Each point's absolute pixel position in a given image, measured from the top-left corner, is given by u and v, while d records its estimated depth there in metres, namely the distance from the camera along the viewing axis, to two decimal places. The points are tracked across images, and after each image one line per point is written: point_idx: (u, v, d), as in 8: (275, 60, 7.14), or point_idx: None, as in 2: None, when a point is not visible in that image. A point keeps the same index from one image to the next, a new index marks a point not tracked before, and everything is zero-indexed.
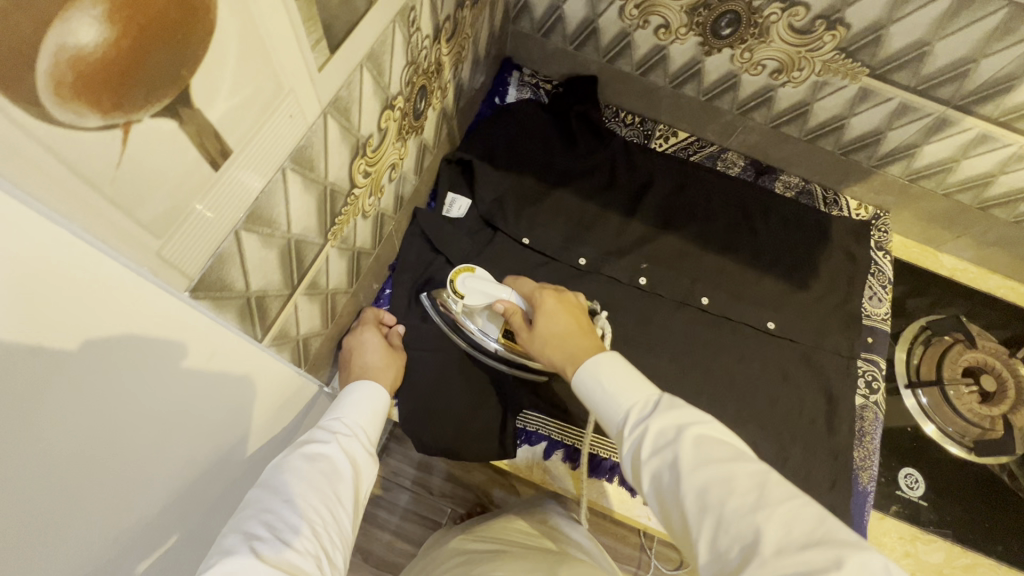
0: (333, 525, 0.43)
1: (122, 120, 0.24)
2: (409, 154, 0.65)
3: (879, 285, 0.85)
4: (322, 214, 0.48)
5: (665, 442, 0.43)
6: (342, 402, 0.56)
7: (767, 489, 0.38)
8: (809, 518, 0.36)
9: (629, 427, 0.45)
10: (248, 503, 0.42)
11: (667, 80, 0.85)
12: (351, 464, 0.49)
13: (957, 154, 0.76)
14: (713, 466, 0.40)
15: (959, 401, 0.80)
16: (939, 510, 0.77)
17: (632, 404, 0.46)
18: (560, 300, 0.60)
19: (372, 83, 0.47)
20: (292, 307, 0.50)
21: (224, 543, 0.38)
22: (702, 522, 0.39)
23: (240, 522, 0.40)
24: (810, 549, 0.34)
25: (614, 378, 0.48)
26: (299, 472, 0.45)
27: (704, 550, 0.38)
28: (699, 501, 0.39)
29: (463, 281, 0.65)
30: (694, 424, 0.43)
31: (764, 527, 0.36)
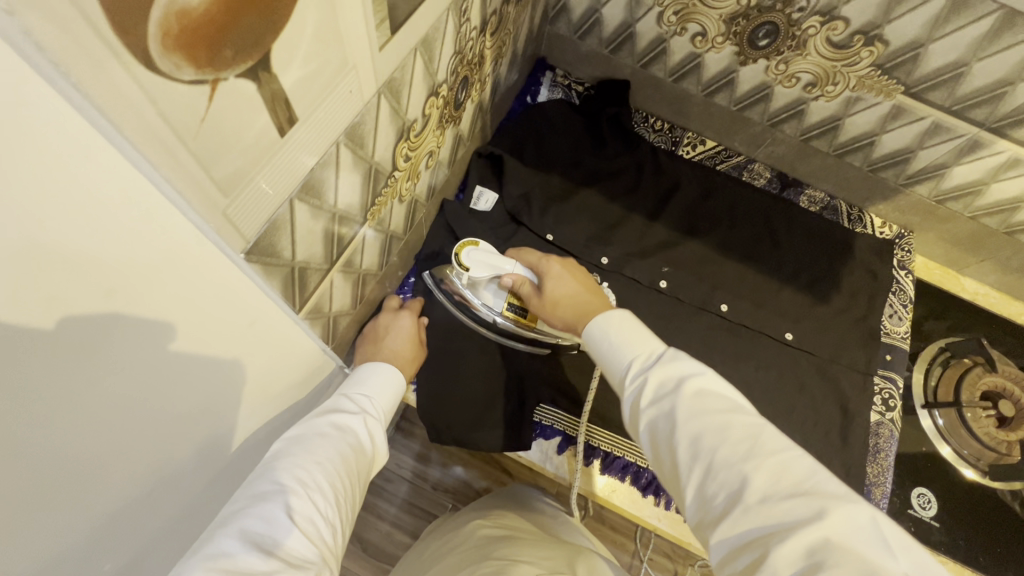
0: (350, 497, 0.44)
1: (212, 76, 0.25)
2: (446, 143, 0.66)
3: (900, 303, 0.85)
4: (365, 193, 0.49)
5: (665, 394, 0.43)
6: (372, 377, 0.57)
7: (760, 440, 0.38)
8: (799, 470, 0.37)
9: (631, 374, 0.45)
10: (279, 452, 0.43)
11: (699, 88, 0.86)
12: (373, 445, 0.50)
13: (987, 177, 0.77)
14: (711, 416, 0.40)
15: (976, 425, 0.80)
16: (952, 532, 0.76)
17: (635, 357, 0.46)
18: (567, 266, 0.62)
19: (423, 68, 0.48)
20: (328, 283, 0.51)
21: (257, 489, 0.39)
22: (694, 471, 0.39)
23: (273, 471, 0.40)
24: (794, 500, 0.35)
25: (622, 331, 0.48)
26: (331, 437, 0.46)
27: (692, 497, 0.39)
28: (691, 449, 0.39)
29: (468, 255, 0.65)
30: (697, 378, 0.43)
31: (753, 476, 0.37)
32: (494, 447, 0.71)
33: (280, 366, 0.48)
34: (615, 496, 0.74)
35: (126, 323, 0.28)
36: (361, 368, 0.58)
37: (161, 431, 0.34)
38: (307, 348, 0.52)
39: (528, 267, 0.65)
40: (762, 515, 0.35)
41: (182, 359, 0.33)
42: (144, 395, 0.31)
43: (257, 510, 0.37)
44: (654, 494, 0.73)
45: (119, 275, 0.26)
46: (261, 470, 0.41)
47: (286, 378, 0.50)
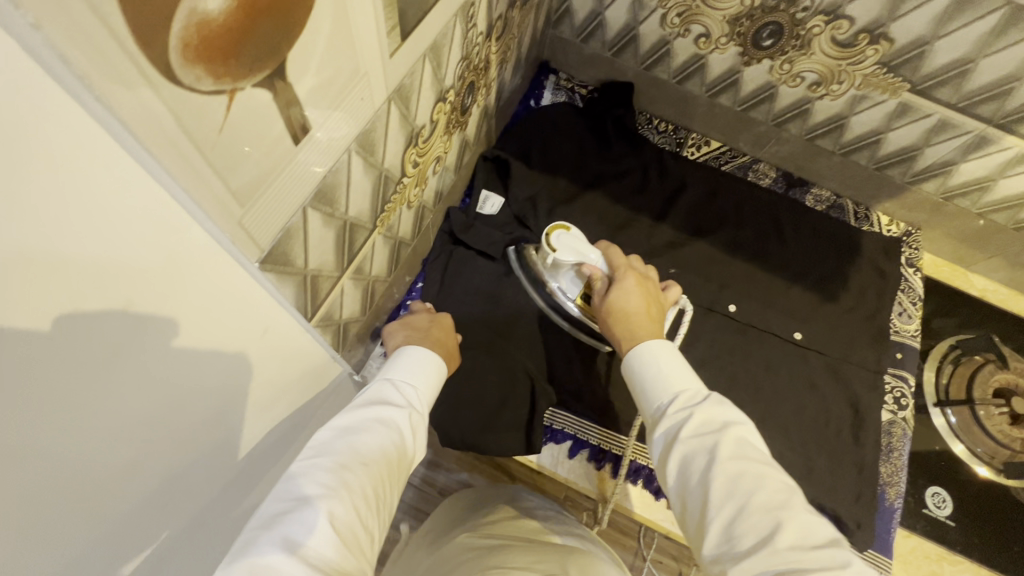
0: (387, 500, 0.43)
1: (230, 87, 0.25)
2: (453, 148, 0.66)
3: (909, 301, 0.85)
4: (375, 199, 0.49)
5: (706, 432, 0.42)
6: (416, 368, 0.55)
7: (792, 497, 0.39)
8: (821, 530, 0.37)
9: (672, 407, 0.45)
10: (323, 446, 0.42)
11: (703, 89, 0.86)
12: (416, 442, 0.49)
13: (995, 173, 0.76)
14: (750, 463, 0.40)
15: (989, 421, 0.79)
16: (968, 532, 0.75)
17: (679, 393, 0.46)
18: (641, 284, 0.58)
19: (431, 74, 0.48)
20: (339, 290, 0.51)
21: (300, 489, 0.38)
22: (725, 509, 0.39)
23: (317, 470, 0.40)
24: (820, 550, 0.35)
25: (670, 362, 0.48)
26: (375, 434, 0.45)
27: (715, 535, 0.39)
28: (727, 488, 0.39)
29: (557, 237, 0.64)
30: (739, 426, 0.43)
31: (785, 522, 0.37)
32: (507, 451, 0.71)
33: (288, 372, 0.48)
34: (627, 500, 0.73)
35: (142, 334, 0.28)
36: (403, 354, 0.56)
37: (172, 439, 0.35)
38: (318, 356, 0.52)
39: (610, 266, 0.62)
40: (790, 561, 0.35)
41: (193, 368, 0.34)
42: (154, 402, 0.32)
43: (300, 516, 0.37)
44: (665, 497, 0.73)
45: (137, 284, 0.26)
46: (301, 464, 0.41)
47: (296, 387, 0.51)
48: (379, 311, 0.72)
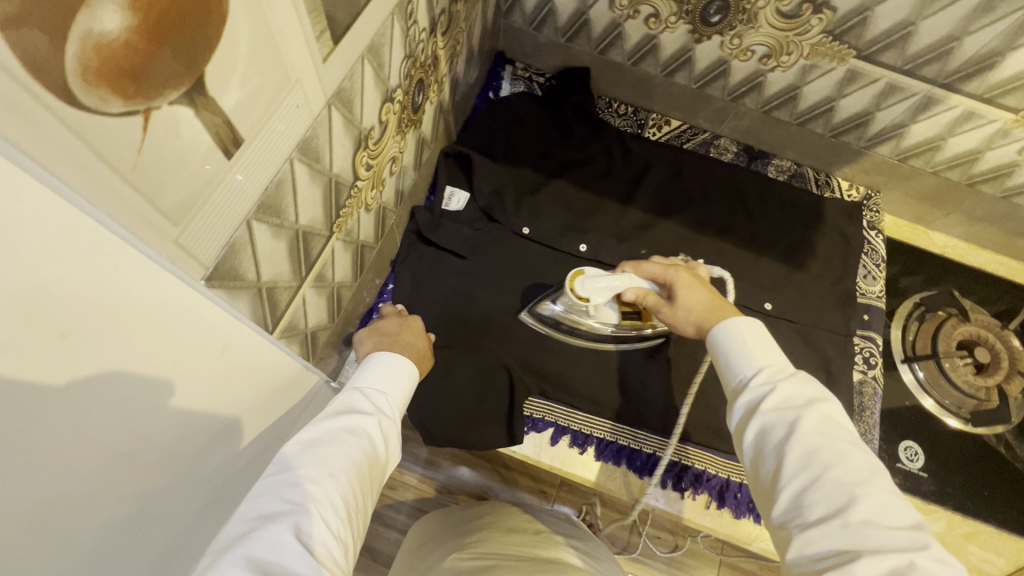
0: (361, 508, 0.44)
1: (143, 106, 0.25)
2: (409, 147, 0.66)
3: (872, 263, 0.87)
4: (328, 205, 0.49)
5: (791, 405, 0.43)
6: (385, 372, 0.54)
7: (875, 477, 0.39)
8: (899, 512, 0.37)
9: (755, 379, 0.45)
10: (290, 461, 0.43)
11: (659, 69, 0.86)
12: (387, 447, 0.49)
13: (945, 132, 0.77)
14: (836, 440, 0.40)
15: (955, 373, 0.82)
16: (941, 481, 0.77)
17: (764, 366, 0.46)
18: (693, 276, 0.61)
19: (372, 75, 0.48)
20: (300, 299, 0.50)
21: (266, 509, 0.39)
22: (798, 481, 0.40)
23: (282, 487, 0.41)
24: (899, 531, 0.36)
25: (755, 339, 0.48)
26: (344, 444, 0.45)
27: (785, 500, 0.40)
28: (804, 460, 0.40)
29: (583, 284, 0.66)
30: (826, 403, 0.43)
31: (861, 499, 0.37)
32: (489, 443, 0.72)
33: (259, 388, 0.47)
34: (612, 481, 0.74)
35: (89, 362, 0.28)
36: (373, 359, 0.55)
37: (146, 465, 0.35)
38: (288, 369, 0.52)
39: (653, 277, 0.63)
40: (861, 536, 0.36)
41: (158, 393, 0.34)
42: (116, 432, 0.31)
43: (265, 536, 0.37)
44: (649, 475, 0.74)
45: (73, 314, 0.26)
46: (267, 482, 0.41)
47: (272, 403, 0.51)
48: (350, 316, 0.72)
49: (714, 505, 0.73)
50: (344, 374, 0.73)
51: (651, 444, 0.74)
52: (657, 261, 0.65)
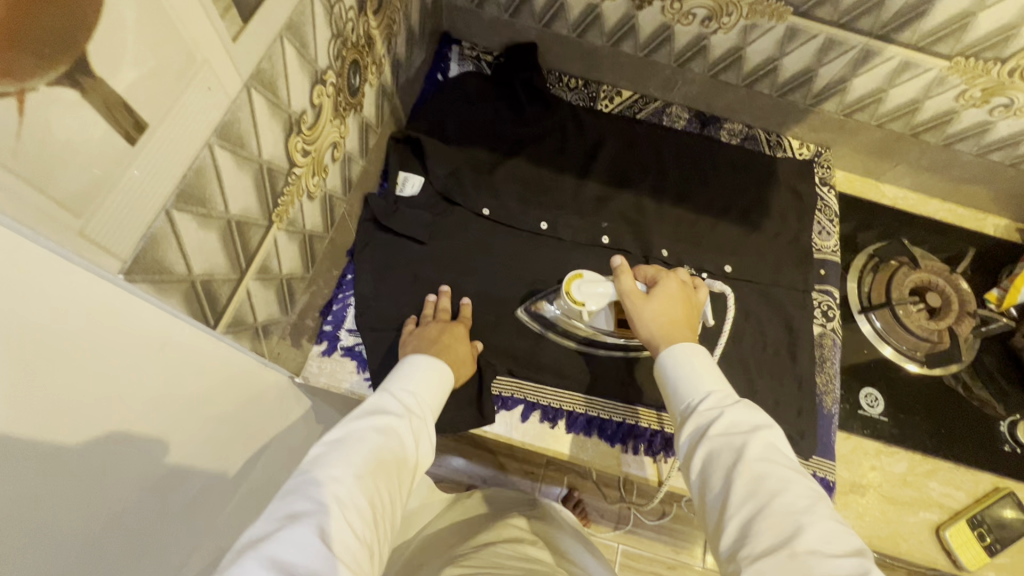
0: (385, 510, 0.49)
1: (16, 88, 0.24)
2: (351, 132, 0.64)
3: (826, 219, 0.88)
4: (262, 193, 0.48)
5: (737, 431, 0.47)
6: (414, 375, 0.62)
7: (818, 504, 0.43)
8: (842, 538, 0.40)
9: (703, 405, 0.51)
10: (319, 465, 0.48)
11: (605, 39, 0.86)
12: (415, 447, 0.55)
13: (885, 84, 0.79)
14: (776, 467, 0.45)
15: (909, 319, 0.84)
16: (902, 424, 0.80)
17: (711, 394, 0.52)
18: (681, 287, 0.64)
19: (296, 55, 0.46)
20: (243, 292, 0.49)
21: (296, 507, 0.44)
22: (745, 509, 0.43)
23: (311, 486, 0.46)
24: (843, 558, 0.39)
25: (700, 368, 0.54)
26: (373, 448, 0.50)
27: (732, 531, 0.43)
28: (749, 487, 0.44)
29: (579, 288, 0.66)
30: (768, 431, 0.47)
31: (805, 527, 0.40)
32: (459, 425, 0.71)
33: (212, 387, 0.47)
34: (584, 452, 0.74)
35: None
36: (411, 363, 0.63)
37: (91, 466, 0.34)
38: (236, 364, 0.52)
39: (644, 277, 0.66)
40: (807, 562, 0.38)
41: (92, 390, 0.33)
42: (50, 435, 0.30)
43: (294, 531, 0.42)
44: (620, 442, 0.74)
45: None
46: (298, 483, 0.46)
47: (228, 399, 0.50)
48: (308, 309, 0.70)
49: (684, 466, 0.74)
50: (308, 368, 0.72)
51: (620, 413, 0.75)
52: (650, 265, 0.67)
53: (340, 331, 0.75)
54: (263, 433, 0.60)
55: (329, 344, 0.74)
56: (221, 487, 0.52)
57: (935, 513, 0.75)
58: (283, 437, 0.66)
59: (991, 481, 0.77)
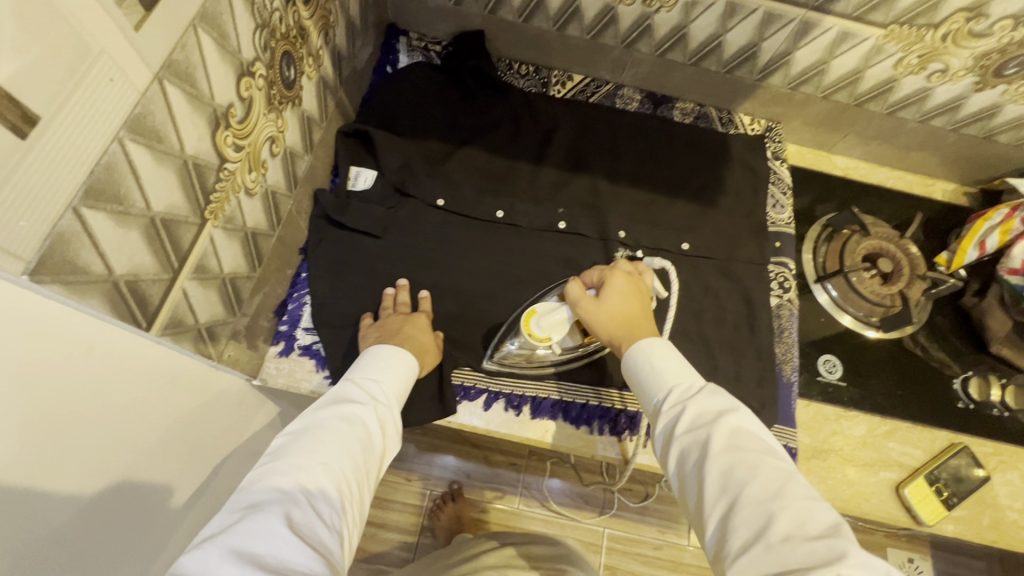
0: (356, 494, 0.50)
1: None
2: (290, 126, 0.63)
3: (779, 192, 0.90)
4: (190, 190, 0.46)
5: (702, 422, 0.49)
6: (379, 364, 0.62)
7: (788, 485, 0.43)
8: (821, 521, 0.41)
9: (666, 402, 0.52)
10: (279, 460, 0.49)
11: (551, 24, 0.85)
12: (382, 433, 0.56)
13: (827, 55, 0.80)
14: (745, 454, 0.45)
15: (862, 286, 0.85)
16: (859, 387, 0.82)
17: (672, 387, 0.53)
18: (628, 282, 0.64)
19: (215, 47, 0.45)
20: (178, 292, 0.48)
21: (256, 501, 0.45)
22: (721, 505, 0.44)
23: (274, 478, 0.47)
24: (818, 540, 0.39)
25: (661, 358, 0.55)
26: (338, 437, 0.52)
27: (715, 527, 0.44)
28: (721, 482, 0.45)
29: (538, 325, 0.67)
30: (733, 415, 0.48)
31: (777, 515, 0.41)
32: (422, 417, 0.71)
33: (160, 389, 0.47)
34: (549, 435, 0.74)
35: None
36: (369, 355, 0.64)
37: (25, 481, 0.34)
38: (185, 369, 0.51)
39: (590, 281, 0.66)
40: (783, 552, 0.39)
41: (18, 393, 0.33)
42: None
43: (258, 521, 0.43)
44: (585, 424, 0.75)
45: None
46: (257, 479, 0.47)
47: (182, 406, 0.51)
48: (261, 310, 0.69)
49: (651, 442, 0.75)
50: (266, 370, 0.71)
51: (585, 394, 0.75)
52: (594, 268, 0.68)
53: (296, 330, 0.73)
54: (219, 439, 0.60)
55: (285, 344, 0.72)
56: (179, 487, 0.52)
57: (895, 472, 0.77)
58: (240, 441, 0.66)
59: (947, 437, 0.79)
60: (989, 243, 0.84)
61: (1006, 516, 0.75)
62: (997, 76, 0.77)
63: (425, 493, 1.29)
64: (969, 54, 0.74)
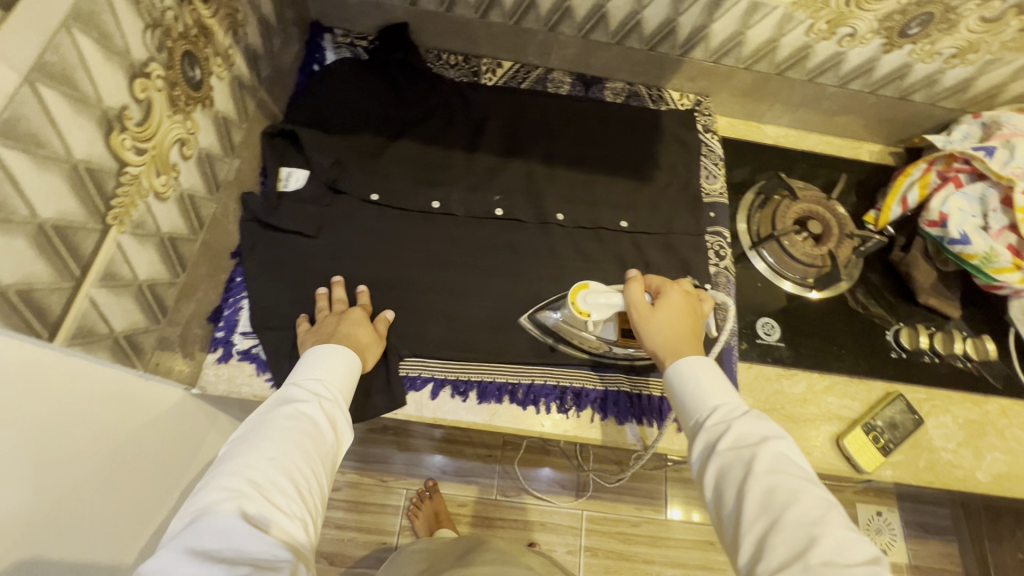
0: (313, 484, 0.51)
1: None
2: (202, 127, 0.62)
3: (711, 163, 0.92)
4: (84, 196, 0.46)
5: (744, 443, 0.51)
6: (319, 363, 0.62)
7: (829, 514, 0.45)
8: (858, 551, 0.42)
9: (710, 420, 0.54)
10: (228, 460, 0.50)
11: (473, 12, 0.86)
12: (331, 426, 0.57)
13: (741, 26, 0.82)
14: (788, 478, 0.47)
15: (795, 249, 0.88)
16: (796, 346, 0.84)
17: (717, 407, 0.55)
18: (684, 299, 0.65)
19: (97, 48, 0.44)
20: (83, 301, 0.47)
21: (207, 500, 0.46)
22: (758, 524, 0.46)
23: (223, 477, 0.48)
24: (856, 566, 0.41)
25: (711, 380, 0.58)
26: (287, 431, 0.53)
27: (749, 546, 0.46)
28: (761, 503, 0.46)
29: (584, 300, 0.66)
30: (779, 442, 0.50)
31: (819, 537, 0.43)
32: (367, 410, 0.71)
33: (82, 398, 0.49)
34: (496, 418, 0.75)
35: None
36: (308, 356, 0.63)
37: None
38: (105, 381, 0.53)
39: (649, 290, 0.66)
40: (821, 573, 0.40)
41: None
42: None
43: (211, 521, 0.44)
44: (531, 404, 0.75)
45: None
46: (208, 479, 0.48)
47: (109, 430, 0.53)
48: (192, 317, 0.68)
49: (597, 416, 0.76)
50: (204, 377, 0.70)
51: (530, 375, 0.75)
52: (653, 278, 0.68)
53: (234, 335, 0.72)
54: (144, 462, 0.60)
55: (224, 350, 0.71)
56: (107, 487, 0.54)
57: (835, 424, 0.79)
58: (172, 453, 0.66)
59: (883, 387, 0.82)
60: (910, 199, 0.88)
61: (941, 457, 0.78)
62: (902, 36, 0.80)
63: (401, 493, 1.29)
64: (873, 17, 0.77)
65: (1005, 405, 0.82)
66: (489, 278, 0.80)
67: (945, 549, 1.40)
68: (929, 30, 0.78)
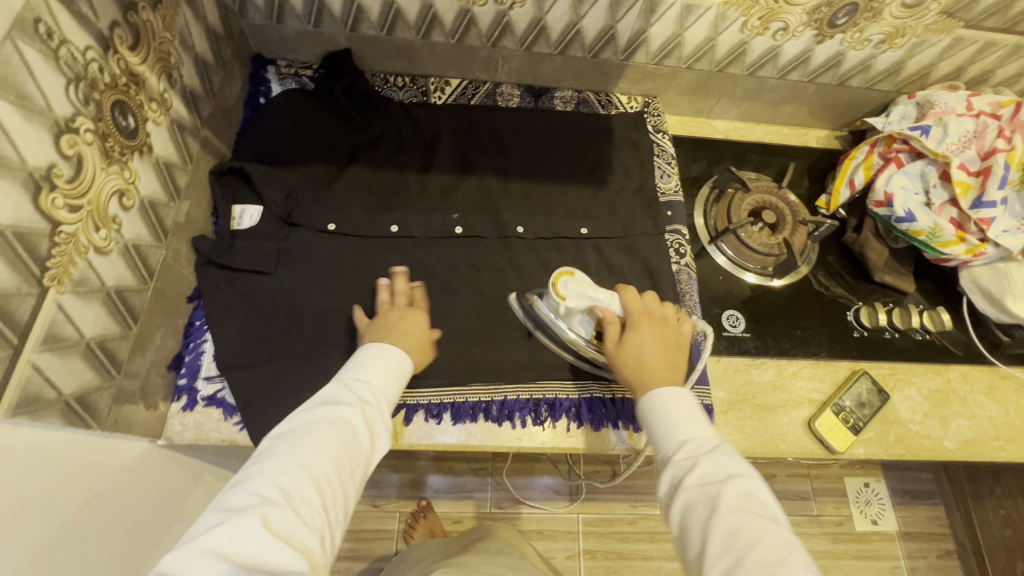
0: (339, 496, 0.51)
1: None
2: (141, 175, 0.61)
3: (664, 163, 0.93)
4: (16, 261, 0.45)
5: (710, 479, 0.51)
6: (369, 364, 0.62)
7: (791, 556, 0.46)
8: None
9: (679, 455, 0.55)
10: (260, 461, 0.51)
11: (414, 33, 0.86)
12: (369, 434, 0.56)
13: (678, 28, 0.83)
14: (753, 518, 0.48)
15: (751, 240, 0.90)
16: (760, 335, 0.86)
17: (687, 441, 0.56)
18: (656, 329, 0.66)
19: (15, 110, 0.43)
20: (25, 369, 0.46)
21: (235, 502, 0.46)
22: (721, 561, 0.46)
23: (255, 481, 0.49)
24: None
25: (681, 414, 0.58)
26: (322, 437, 0.52)
27: None
28: (727, 540, 0.47)
29: (565, 285, 0.69)
30: (745, 479, 0.51)
31: None
32: None
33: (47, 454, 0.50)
34: (473, 438, 0.74)
35: None
36: (362, 353, 0.63)
37: None
38: (62, 445, 0.52)
39: (624, 310, 0.68)
40: None
41: None
42: None
43: (235, 524, 0.44)
44: (507, 420, 0.75)
45: None
46: (241, 479, 0.49)
47: (83, 479, 0.54)
48: (152, 367, 0.67)
49: (574, 425, 0.76)
50: (169, 428, 0.68)
51: (503, 391, 0.75)
52: (637, 297, 0.69)
53: (196, 381, 0.70)
54: (122, 513, 0.60)
55: (188, 398, 0.70)
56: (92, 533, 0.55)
57: (806, 408, 0.80)
58: (150, 499, 0.65)
59: (848, 366, 0.84)
60: (857, 180, 0.90)
61: (909, 429, 0.80)
62: (832, 26, 0.82)
63: (394, 516, 1.27)
64: (801, 10, 0.79)
65: (965, 372, 0.85)
66: (454, 297, 0.80)
67: (933, 513, 1.43)
68: (856, 19, 0.81)
